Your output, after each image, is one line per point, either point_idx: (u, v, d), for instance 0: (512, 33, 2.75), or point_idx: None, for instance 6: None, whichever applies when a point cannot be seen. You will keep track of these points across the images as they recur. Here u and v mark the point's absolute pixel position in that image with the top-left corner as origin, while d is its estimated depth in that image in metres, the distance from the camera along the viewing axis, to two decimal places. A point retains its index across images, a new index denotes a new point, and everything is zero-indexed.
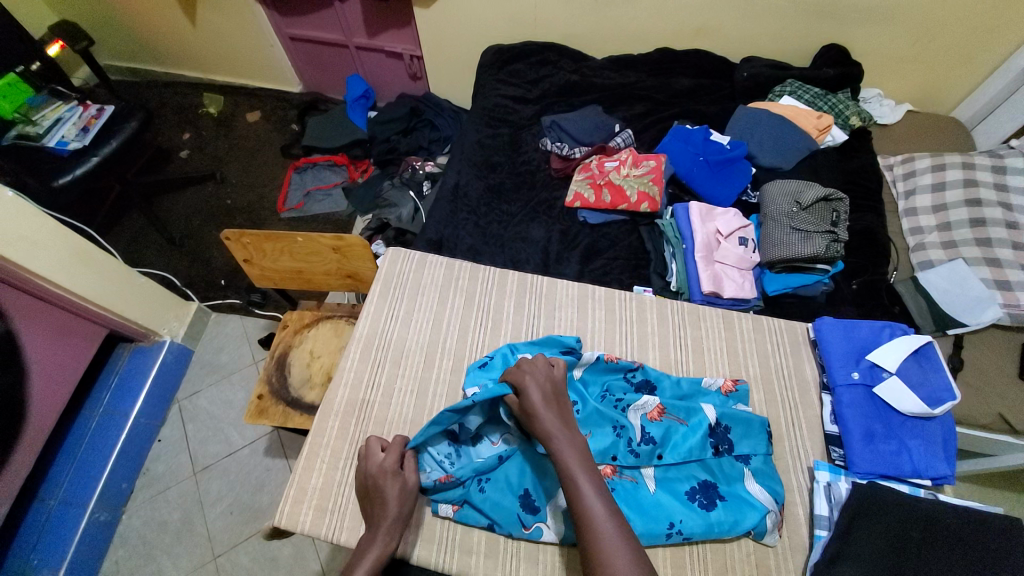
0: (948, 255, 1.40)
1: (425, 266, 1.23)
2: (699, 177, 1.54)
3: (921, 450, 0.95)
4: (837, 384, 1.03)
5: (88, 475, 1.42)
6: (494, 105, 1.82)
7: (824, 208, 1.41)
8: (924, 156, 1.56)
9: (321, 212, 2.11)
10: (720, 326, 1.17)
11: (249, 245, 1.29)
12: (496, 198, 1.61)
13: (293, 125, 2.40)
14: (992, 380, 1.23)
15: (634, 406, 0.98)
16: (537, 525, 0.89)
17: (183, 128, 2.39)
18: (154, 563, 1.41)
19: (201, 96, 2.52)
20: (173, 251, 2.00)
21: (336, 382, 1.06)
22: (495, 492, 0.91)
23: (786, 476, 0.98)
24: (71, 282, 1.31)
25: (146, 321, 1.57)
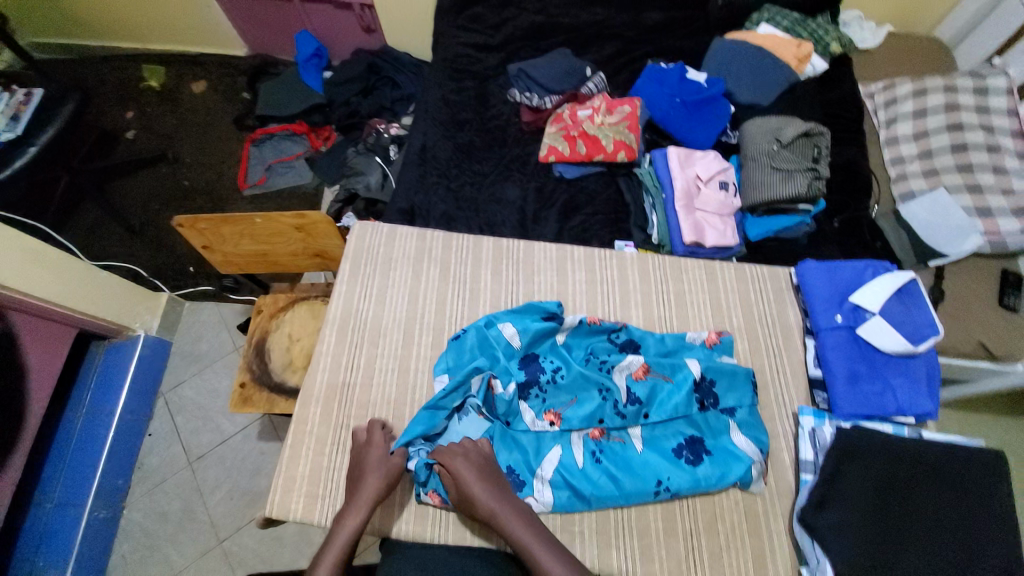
0: (930, 184, 1.38)
1: (396, 239, 1.17)
2: (676, 120, 1.47)
3: (905, 387, 0.97)
4: (820, 328, 1.03)
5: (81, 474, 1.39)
6: (455, 55, 1.68)
7: (804, 144, 1.36)
8: (906, 81, 1.50)
9: (285, 186, 1.99)
10: (703, 279, 1.14)
11: (206, 231, 1.20)
12: (466, 158, 1.52)
13: (243, 93, 2.22)
14: (973, 308, 1.25)
15: (619, 367, 0.97)
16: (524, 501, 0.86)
17: (125, 106, 2.20)
18: (160, 552, 1.43)
19: (140, 67, 2.29)
20: (134, 240, 1.89)
21: (314, 367, 1.02)
22: None
23: (771, 424, 1.00)
24: (24, 283, 1.23)
25: (117, 318, 1.50)
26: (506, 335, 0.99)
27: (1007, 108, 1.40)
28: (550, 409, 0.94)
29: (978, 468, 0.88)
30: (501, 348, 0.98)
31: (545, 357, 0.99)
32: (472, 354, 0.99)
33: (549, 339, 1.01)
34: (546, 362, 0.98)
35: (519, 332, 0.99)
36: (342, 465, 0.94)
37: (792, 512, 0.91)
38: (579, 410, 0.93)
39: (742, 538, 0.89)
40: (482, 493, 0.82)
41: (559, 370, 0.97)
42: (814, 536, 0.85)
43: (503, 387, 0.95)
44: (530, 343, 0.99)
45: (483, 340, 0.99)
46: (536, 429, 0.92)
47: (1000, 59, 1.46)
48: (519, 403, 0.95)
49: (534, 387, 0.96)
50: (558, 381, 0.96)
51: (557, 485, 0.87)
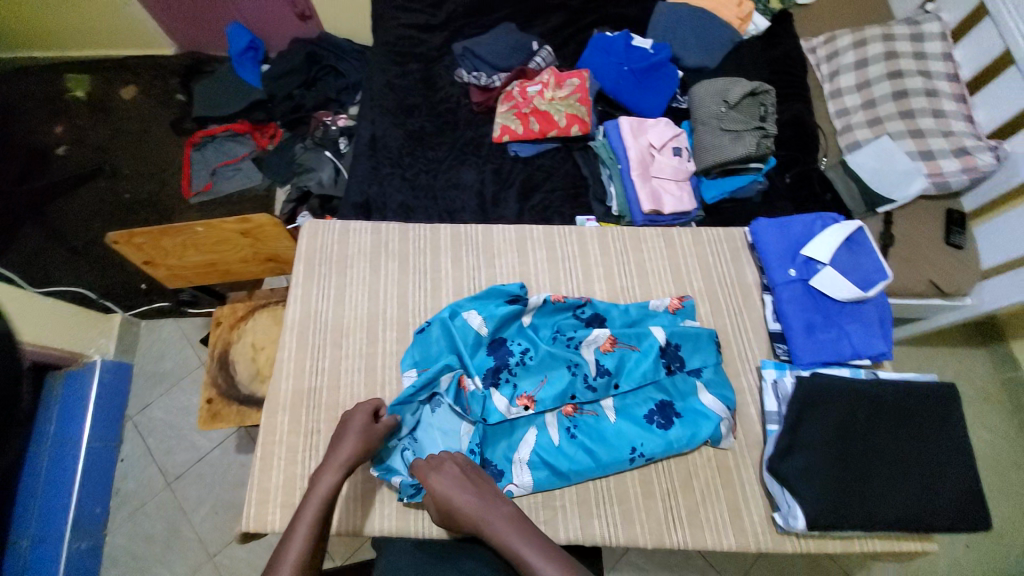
0: (874, 132, 1.42)
1: (349, 235, 1.13)
2: (626, 90, 1.46)
3: (859, 332, 1.01)
4: (776, 283, 1.05)
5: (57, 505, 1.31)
6: (397, 38, 1.61)
7: (751, 104, 1.38)
8: (846, 33, 1.53)
9: (235, 189, 1.89)
10: (662, 246, 1.16)
11: (144, 246, 1.14)
12: (419, 144, 1.47)
13: (178, 94, 2.09)
14: (921, 249, 1.31)
15: (586, 342, 0.98)
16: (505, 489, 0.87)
17: (54, 119, 2.03)
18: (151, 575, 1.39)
19: (64, 76, 2.11)
20: (79, 260, 1.77)
21: (277, 376, 0.99)
22: None
23: (736, 380, 1.03)
24: None
25: (67, 343, 1.40)
26: (471, 321, 0.98)
27: (941, 52, 1.45)
28: (523, 394, 0.92)
29: (931, 403, 0.93)
30: (468, 334, 0.97)
31: (513, 339, 0.99)
32: (440, 346, 0.97)
33: (515, 321, 1.01)
34: (514, 345, 0.98)
35: (484, 318, 0.98)
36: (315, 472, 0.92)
37: (762, 462, 0.95)
38: (550, 389, 0.92)
39: (717, 491, 0.92)
40: (464, 498, 0.79)
41: (528, 351, 0.97)
42: (784, 485, 0.88)
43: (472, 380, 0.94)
44: (497, 328, 0.98)
45: (450, 331, 0.97)
46: (512, 416, 0.91)
47: (932, 4, 1.50)
48: (491, 392, 0.93)
49: (504, 371, 0.95)
50: (527, 362, 0.96)
51: (535, 465, 0.89)
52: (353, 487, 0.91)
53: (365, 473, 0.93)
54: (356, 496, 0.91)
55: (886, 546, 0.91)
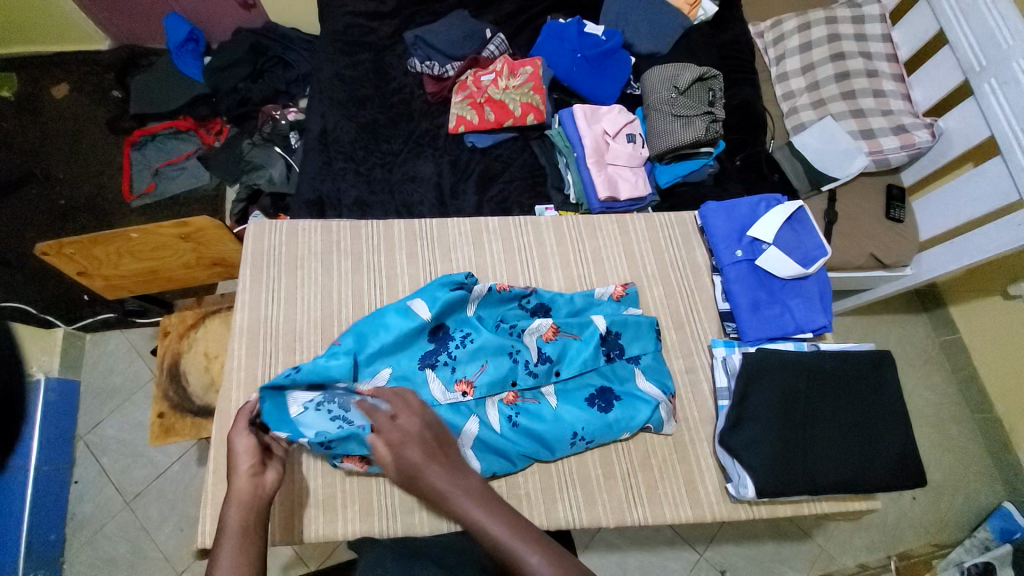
0: (818, 114, 1.47)
1: (298, 235, 1.09)
2: (580, 77, 1.45)
3: (801, 307, 1.06)
4: (723, 264, 1.09)
5: (7, 536, 1.23)
6: (345, 26, 1.54)
7: (700, 89, 1.41)
8: (791, 17, 1.57)
9: (180, 189, 1.80)
10: (616, 232, 1.17)
11: (75, 256, 1.07)
12: (373, 137, 1.43)
13: (114, 91, 1.95)
14: (862, 225, 1.38)
15: (528, 330, 0.99)
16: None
17: None
18: None
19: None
20: (13, 274, 1.64)
21: (227, 386, 0.96)
22: None
23: (690, 358, 1.05)
24: None
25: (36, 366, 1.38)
26: (413, 308, 0.96)
27: (881, 34, 1.50)
28: (462, 379, 0.93)
29: (867, 369, 0.98)
30: (407, 322, 0.95)
31: (454, 328, 0.98)
32: (361, 338, 0.95)
33: (460, 310, 1.00)
34: (455, 333, 0.98)
35: (428, 304, 0.96)
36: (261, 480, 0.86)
37: (714, 435, 0.98)
38: (490, 375, 0.93)
39: (675, 467, 0.95)
40: (434, 471, 0.73)
41: (469, 336, 0.97)
42: (733, 455, 0.91)
43: (373, 378, 0.92)
44: (440, 313, 0.96)
45: (381, 317, 0.96)
46: (448, 401, 0.91)
47: None
48: (426, 372, 0.93)
49: (441, 357, 0.95)
50: (467, 346, 0.96)
51: (479, 450, 0.88)
52: (314, 494, 0.89)
53: (326, 478, 0.91)
54: (317, 502, 0.89)
55: (834, 508, 0.96)
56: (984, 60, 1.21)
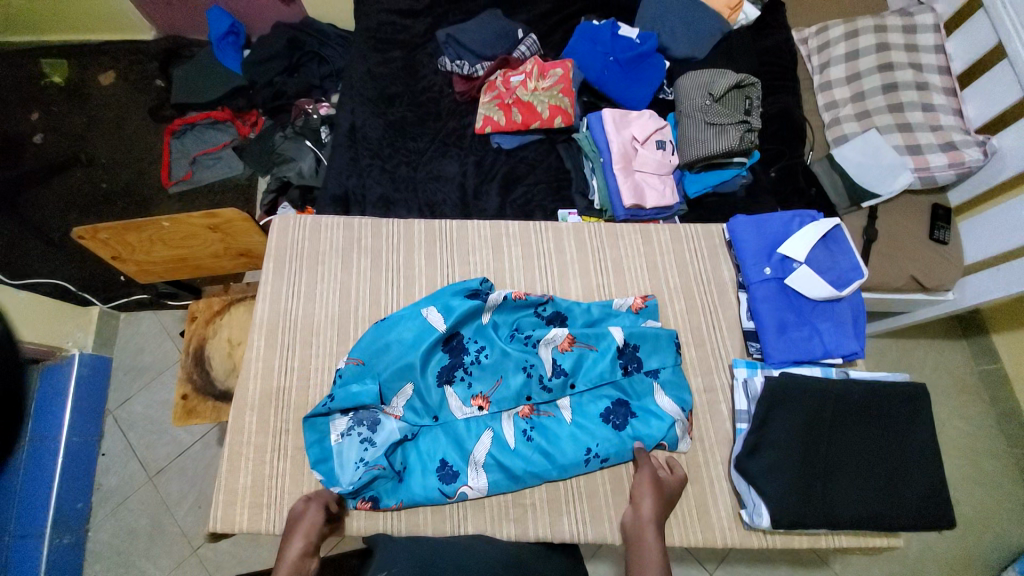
0: (862, 126, 1.40)
1: (321, 231, 1.11)
2: (611, 80, 1.42)
3: (831, 330, 1.00)
4: (751, 282, 1.04)
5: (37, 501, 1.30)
6: (379, 24, 1.54)
7: (736, 97, 1.35)
8: (838, 23, 1.50)
9: (215, 178, 1.85)
10: (639, 242, 1.14)
11: (111, 241, 1.12)
12: (400, 135, 1.43)
13: (157, 80, 2.03)
14: (903, 245, 1.32)
15: (544, 341, 0.98)
16: (459, 491, 0.88)
17: (28, 106, 1.97)
18: (135, 569, 1.38)
19: (36, 61, 2.04)
20: (57, 253, 1.73)
21: (245, 376, 0.98)
22: (415, 467, 0.90)
23: (709, 377, 1.02)
24: None
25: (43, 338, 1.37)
26: (428, 316, 0.97)
27: (934, 44, 1.43)
28: (478, 394, 0.94)
29: (899, 401, 0.92)
30: (425, 333, 0.95)
31: (470, 338, 0.98)
32: (382, 353, 0.95)
33: (475, 318, 0.99)
34: (471, 343, 0.98)
35: (442, 312, 0.97)
36: (283, 471, 0.91)
37: (730, 458, 0.95)
38: (505, 391, 0.94)
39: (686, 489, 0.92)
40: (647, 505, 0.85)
41: (483, 350, 0.97)
42: (750, 482, 0.88)
43: (399, 401, 0.93)
44: (455, 323, 0.96)
45: (402, 332, 0.96)
46: (464, 415, 0.93)
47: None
48: (445, 389, 0.95)
49: (459, 370, 0.96)
50: (481, 361, 0.96)
51: (490, 468, 0.89)
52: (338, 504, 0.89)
53: None
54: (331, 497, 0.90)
55: (852, 543, 0.91)
56: None
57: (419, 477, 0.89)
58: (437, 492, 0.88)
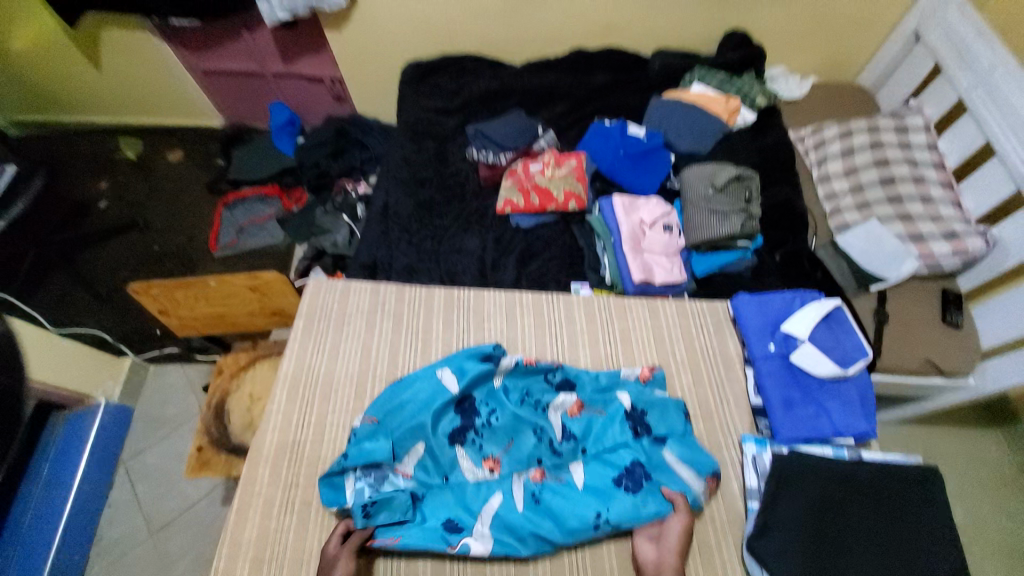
0: (863, 215, 1.48)
1: (349, 295, 1.20)
2: (621, 171, 1.56)
3: (839, 409, 1.01)
4: (756, 357, 1.07)
5: (36, 550, 1.30)
6: (416, 119, 1.75)
7: (737, 187, 1.46)
8: (832, 125, 1.65)
9: (257, 245, 2.03)
10: (646, 315, 1.19)
11: (159, 296, 1.24)
12: (428, 212, 1.57)
13: (218, 159, 2.30)
14: (917, 329, 1.34)
15: (554, 406, 1.02)
16: (463, 541, 0.86)
17: (100, 177, 2.25)
18: None
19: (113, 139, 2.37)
20: (104, 306, 1.87)
21: (263, 428, 1.02)
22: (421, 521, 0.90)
23: (718, 453, 1.01)
24: None
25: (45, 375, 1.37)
26: (442, 379, 1.01)
27: (926, 143, 1.55)
28: (490, 456, 0.97)
29: (910, 485, 0.91)
30: (437, 394, 0.99)
31: (481, 401, 1.02)
32: (395, 413, 0.98)
33: (486, 382, 1.03)
34: (482, 407, 1.01)
35: (456, 375, 1.01)
36: (290, 526, 0.92)
37: (743, 543, 0.91)
38: (515, 454, 0.97)
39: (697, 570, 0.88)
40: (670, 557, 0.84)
41: (494, 413, 1.00)
42: (761, 564, 0.85)
43: (408, 460, 0.96)
44: (467, 385, 1.00)
45: (417, 391, 1.00)
46: (476, 478, 0.95)
47: (914, 101, 1.64)
48: (455, 450, 0.97)
49: (469, 432, 0.98)
50: (492, 424, 0.99)
51: (496, 527, 0.88)
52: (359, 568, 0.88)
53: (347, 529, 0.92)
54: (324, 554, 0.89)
55: None
56: None
57: (421, 524, 0.89)
58: (439, 539, 0.87)
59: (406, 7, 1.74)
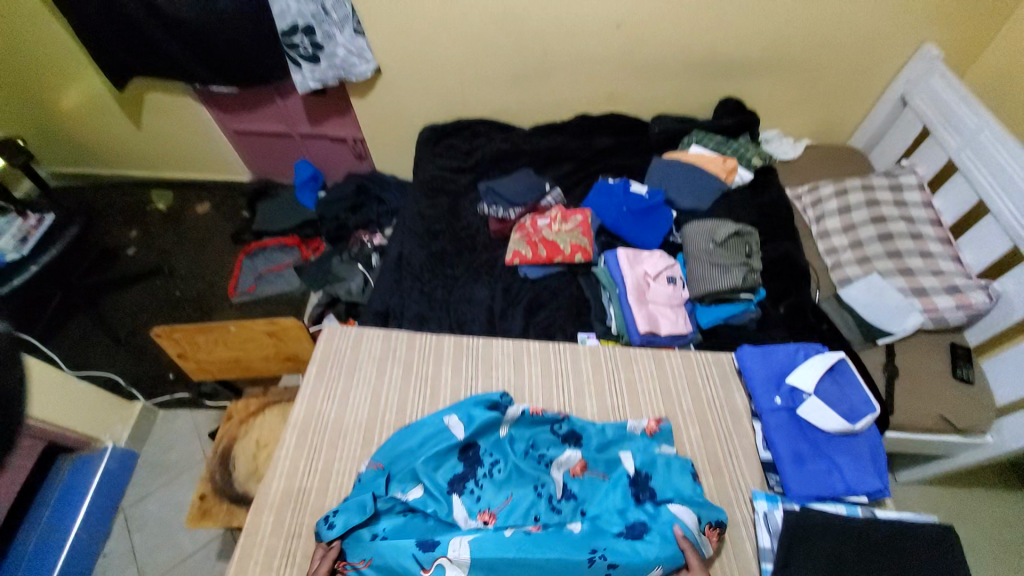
0: (864, 270, 1.51)
1: (362, 341, 1.24)
2: (625, 226, 1.63)
3: (851, 465, 1.00)
4: (763, 410, 1.08)
5: None
6: (431, 177, 1.86)
7: (737, 242, 1.52)
8: (827, 184, 1.73)
9: (273, 292, 2.11)
10: (652, 366, 1.21)
11: (181, 339, 1.29)
12: (439, 263, 1.63)
13: (243, 211, 2.44)
14: (928, 384, 1.33)
15: (556, 463, 1.01)
16: (436, 562, 0.86)
17: (130, 226, 2.38)
18: None
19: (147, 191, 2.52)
20: (121, 350, 1.92)
21: (270, 475, 1.02)
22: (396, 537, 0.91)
23: (730, 510, 0.99)
24: None
25: (58, 418, 1.38)
26: (450, 426, 1.02)
27: (921, 201, 1.60)
28: (484, 509, 0.95)
29: (930, 546, 0.89)
30: (443, 440, 1.00)
31: (486, 450, 1.02)
32: (402, 459, 1.01)
33: (493, 431, 1.04)
34: (485, 456, 1.01)
35: (463, 423, 1.02)
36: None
37: None
38: (514, 507, 0.96)
39: None
40: None
41: (497, 463, 1.01)
42: None
43: (405, 493, 0.97)
44: (474, 433, 1.01)
45: (424, 438, 1.01)
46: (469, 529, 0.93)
47: (907, 162, 1.71)
48: (452, 498, 0.96)
49: (469, 481, 0.99)
50: (494, 474, 0.99)
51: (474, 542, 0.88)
52: None
53: None
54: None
55: None
56: None
57: (394, 542, 0.89)
58: (412, 563, 0.86)
59: (426, 78, 1.91)
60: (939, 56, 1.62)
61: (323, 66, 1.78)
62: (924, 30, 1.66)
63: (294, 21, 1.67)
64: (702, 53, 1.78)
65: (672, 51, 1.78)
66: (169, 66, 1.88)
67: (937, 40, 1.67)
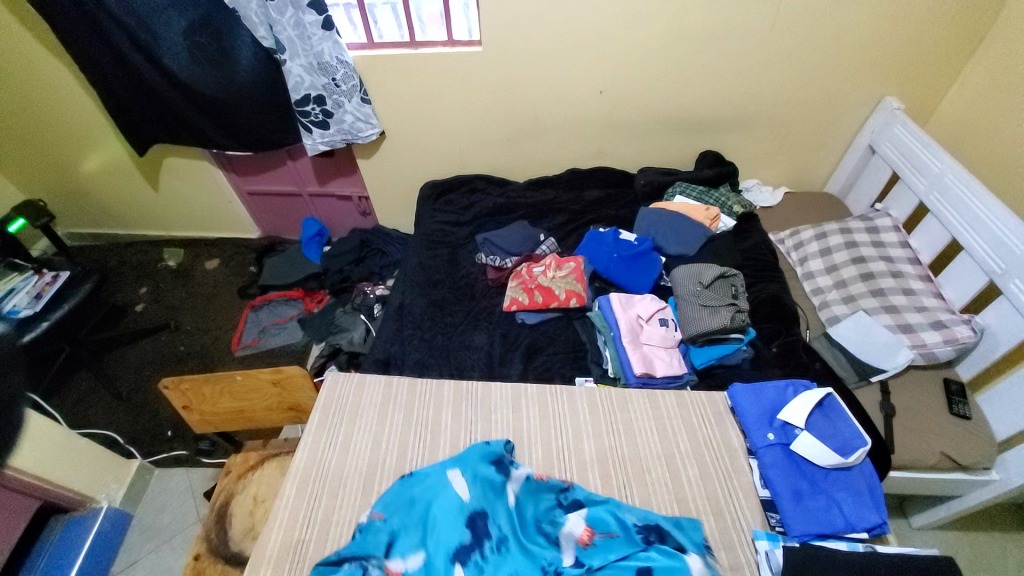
0: (850, 308, 1.57)
1: (365, 387, 1.27)
2: (617, 271, 1.70)
3: (850, 501, 1.00)
4: (758, 447, 1.10)
5: None
6: (433, 230, 1.97)
7: (723, 285, 1.58)
8: (807, 229, 1.82)
9: (277, 345, 2.16)
10: (648, 408, 1.23)
11: (188, 391, 1.33)
12: (439, 311, 1.69)
13: (251, 267, 2.53)
14: (925, 420, 1.35)
15: (564, 535, 0.98)
16: None
17: (141, 283, 2.47)
18: None
19: (160, 250, 2.64)
20: (120, 407, 1.93)
21: (269, 527, 1.02)
22: None
23: (733, 553, 0.98)
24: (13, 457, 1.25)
25: (57, 477, 1.38)
26: (454, 483, 0.98)
27: (898, 241, 1.67)
28: None
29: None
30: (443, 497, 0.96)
31: (491, 516, 0.96)
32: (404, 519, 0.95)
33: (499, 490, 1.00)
34: (491, 528, 0.94)
35: (468, 481, 0.98)
36: None
37: None
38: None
39: None
40: None
41: (504, 538, 0.94)
42: None
43: (403, 560, 0.89)
44: (479, 495, 0.96)
45: (425, 493, 0.98)
46: None
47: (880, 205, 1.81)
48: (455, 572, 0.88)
49: (474, 552, 0.91)
50: (500, 548, 0.93)
51: None
52: None
53: None
54: None
55: None
56: (1002, 263, 1.33)
57: None
58: None
59: (428, 140, 2.07)
60: (899, 108, 1.77)
61: (331, 131, 1.94)
62: (881, 88, 1.82)
63: (307, 92, 1.82)
64: (680, 114, 1.94)
65: (653, 113, 1.94)
66: (192, 136, 2.05)
67: (895, 96, 1.83)
